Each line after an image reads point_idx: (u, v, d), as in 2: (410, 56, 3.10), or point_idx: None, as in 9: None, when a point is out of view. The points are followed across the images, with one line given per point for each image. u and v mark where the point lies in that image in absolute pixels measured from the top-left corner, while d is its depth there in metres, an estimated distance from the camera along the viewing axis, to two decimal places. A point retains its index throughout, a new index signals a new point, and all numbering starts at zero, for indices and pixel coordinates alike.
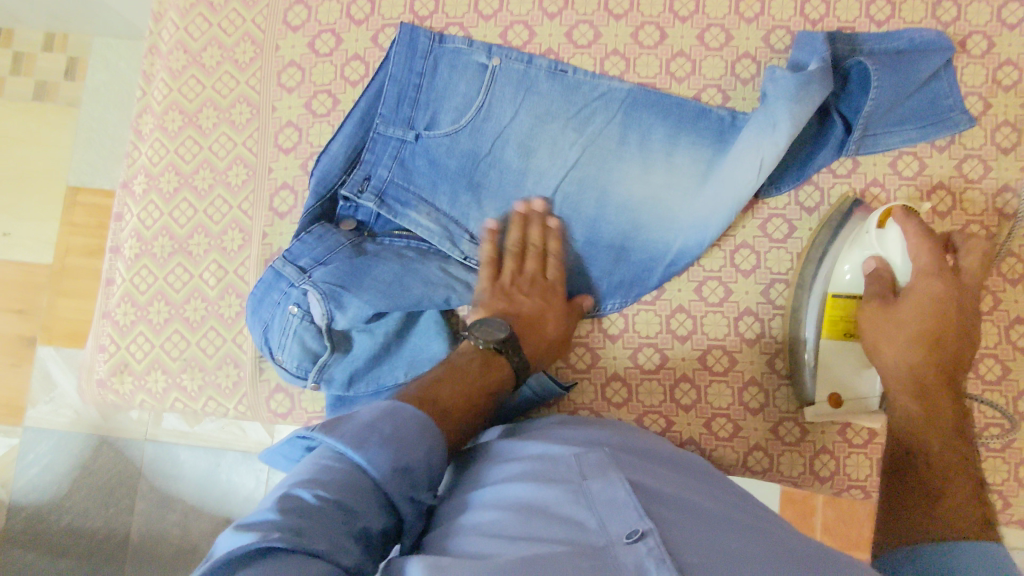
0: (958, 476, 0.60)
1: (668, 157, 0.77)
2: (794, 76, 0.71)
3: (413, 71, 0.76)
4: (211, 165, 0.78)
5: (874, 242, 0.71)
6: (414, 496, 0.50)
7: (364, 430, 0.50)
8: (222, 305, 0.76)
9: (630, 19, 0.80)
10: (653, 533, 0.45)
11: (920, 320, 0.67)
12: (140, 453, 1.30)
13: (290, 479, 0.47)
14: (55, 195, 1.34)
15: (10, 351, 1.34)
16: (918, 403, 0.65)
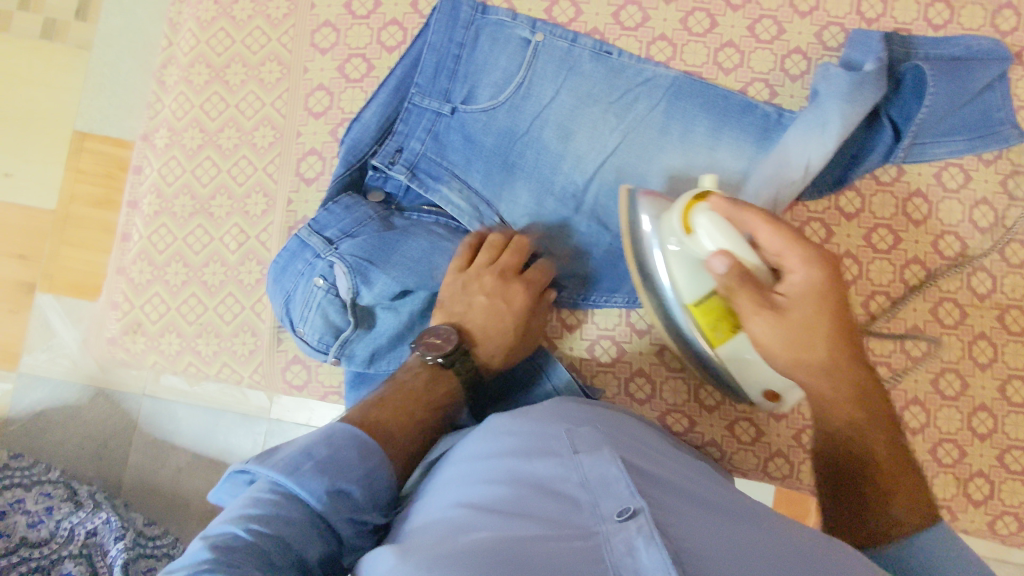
0: (896, 470, 0.54)
1: (710, 151, 0.74)
2: (849, 74, 0.69)
3: (454, 42, 0.74)
4: (237, 125, 0.76)
5: (687, 246, 0.62)
6: (353, 517, 0.48)
7: (298, 454, 0.49)
8: (242, 271, 0.74)
9: (681, 4, 0.78)
10: (645, 510, 0.43)
11: (818, 326, 0.55)
12: (135, 407, 1.25)
13: (216, 519, 0.45)
14: (60, 139, 1.29)
15: (9, 299, 1.29)
16: (839, 403, 0.56)
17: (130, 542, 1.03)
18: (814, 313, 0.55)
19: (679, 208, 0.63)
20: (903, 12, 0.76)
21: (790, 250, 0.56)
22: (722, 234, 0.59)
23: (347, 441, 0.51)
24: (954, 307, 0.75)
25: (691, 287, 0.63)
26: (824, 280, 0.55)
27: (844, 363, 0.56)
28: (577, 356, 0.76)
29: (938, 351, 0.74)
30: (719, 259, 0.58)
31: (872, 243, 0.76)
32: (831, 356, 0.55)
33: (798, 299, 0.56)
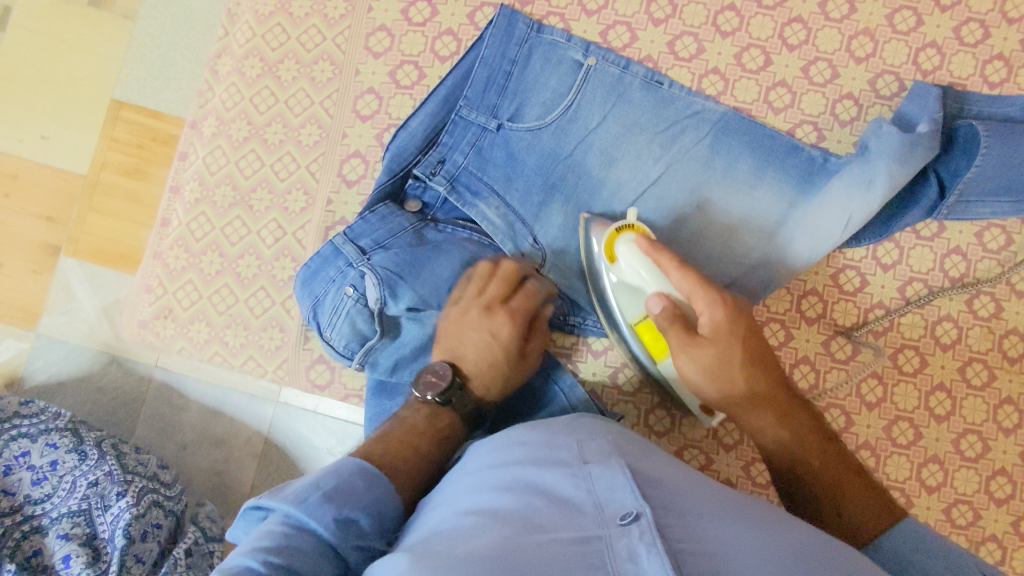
0: (840, 474, 0.59)
1: (751, 191, 0.74)
2: (901, 134, 0.68)
3: (506, 58, 0.74)
4: (284, 121, 0.77)
5: (622, 276, 0.69)
6: (360, 544, 0.48)
7: (308, 485, 0.49)
8: (276, 266, 0.75)
9: (736, 39, 0.78)
10: (648, 515, 0.43)
11: (729, 360, 0.59)
12: (145, 377, 1.13)
13: (233, 552, 0.44)
14: (95, 104, 1.18)
15: (30, 258, 1.17)
16: (767, 426, 0.60)
17: (136, 497, 0.93)
18: (727, 348, 0.59)
19: (605, 243, 0.69)
20: (960, 67, 0.76)
21: (698, 289, 0.61)
22: (648, 269, 0.65)
23: (348, 471, 0.51)
24: (982, 368, 0.74)
25: (634, 310, 0.70)
26: (726, 316, 0.59)
27: (760, 392, 0.60)
28: (599, 383, 0.77)
29: (962, 411, 0.74)
30: (655, 299, 0.64)
31: (905, 296, 0.75)
32: (749, 386, 0.59)
33: (710, 339, 0.60)
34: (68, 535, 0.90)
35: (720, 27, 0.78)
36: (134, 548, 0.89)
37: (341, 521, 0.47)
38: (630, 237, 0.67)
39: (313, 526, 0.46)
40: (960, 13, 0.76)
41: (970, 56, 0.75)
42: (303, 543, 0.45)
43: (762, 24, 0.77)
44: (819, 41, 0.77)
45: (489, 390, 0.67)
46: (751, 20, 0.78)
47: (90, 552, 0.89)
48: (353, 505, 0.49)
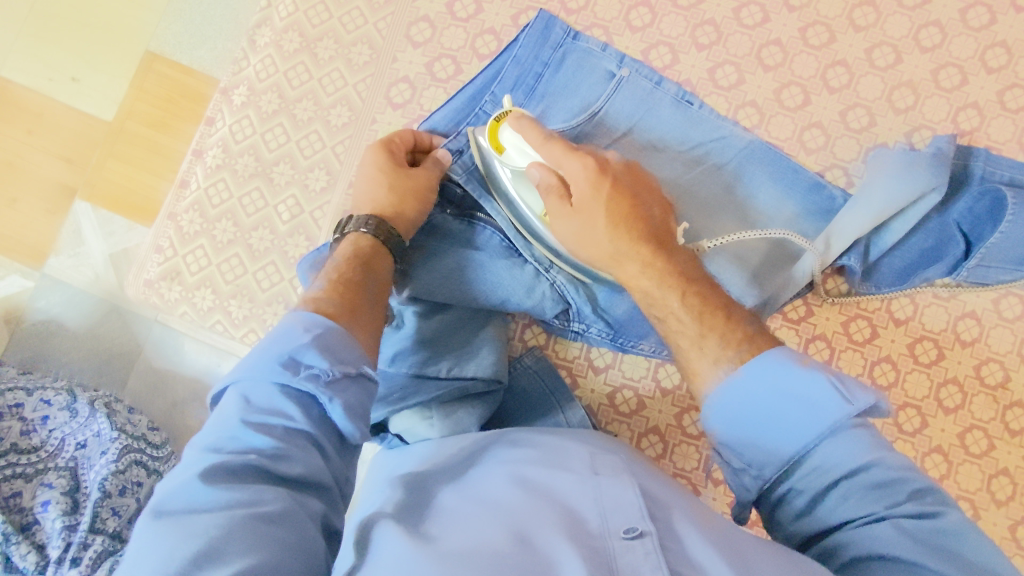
0: (701, 317, 0.56)
1: (769, 222, 0.73)
2: (901, 153, 0.71)
3: (540, 60, 0.74)
4: (315, 98, 0.77)
5: (512, 166, 0.68)
6: (318, 371, 0.48)
7: (252, 353, 0.50)
8: (288, 242, 0.75)
9: (778, 74, 0.77)
10: (652, 535, 0.45)
11: (597, 223, 0.62)
12: (144, 331, 1.12)
13: (201, 439, 0.47)
14: (131, 55, 1.17)
15: (46, 196, 1.17)
16: (635, 276, 0.61)
17: (118, 454, 0.93)
18: (595, 212, 0.62)
19: (487, 136, 0.69)
20: (999, 131, 0.74)
21: (566, 159, 0.64)
22: (525, 148, 0.66)
23: (290, 319, 0.52)
24: (982, 436, 0.73)
25: (531, 200, 0.69)
26: (590, 182, 0.62)
27: (626, 245, 0.61)
28: (596, 400, 0.76)
29: (957, 477, 0.72)
30: (533, 169, 0.65)
31: (914, 353, 0.75)
32: (615, 243, 0.62)
33: (582, 203, 0.63)
34: (53, 484, 0.92)
35: (763, 60, 0.77)
36: (110, 502, 0.89)
37: (289, 362, 0.49)
38: (506, 121, 0.67)
39: (268, 382, 0.48)
40: (1006, 77, 0.75)
41: (1011, 121, 0.74)
42: (270, 408, 0.48)
43: (806, 63, 0.77)
44: (861, 87, 0.76)
45: (387, 199, 0.68)
46: (795, 57, 0.77)
47: (70, 501, 0.90)
48: (295, 343, 0.49)
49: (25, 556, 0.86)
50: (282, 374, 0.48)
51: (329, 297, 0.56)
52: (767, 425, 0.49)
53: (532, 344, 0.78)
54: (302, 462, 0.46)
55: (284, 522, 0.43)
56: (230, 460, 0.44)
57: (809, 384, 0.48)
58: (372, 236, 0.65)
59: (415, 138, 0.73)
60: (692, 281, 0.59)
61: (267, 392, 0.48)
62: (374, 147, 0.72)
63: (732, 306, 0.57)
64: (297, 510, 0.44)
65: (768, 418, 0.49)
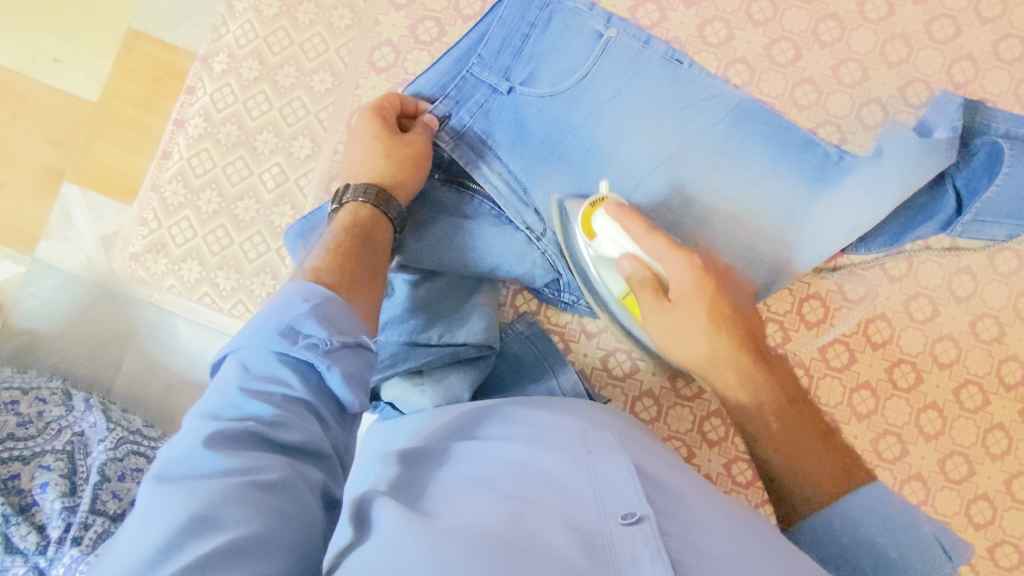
0: (796, 446, 0.58)
1: (760, 182, 0.72)
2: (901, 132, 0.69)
3: (526, 19, 0.72)
4: (297, 64, 0.75)
5: (601, 250, 0.68)
6: (316, 340, 0.48)
7: (250, 322, 0.49)
8: (275, 212, 0.74)
9: (768, 29, 0.75)
10: (650, 519, 0.44)
11: (697, 323, 0.63)
12: (138, 313, 1.11)
13: (200, 406, 0.46)
14: (113, 32, 1.15)
15: (33, 179, 1.16)
16: (735, 388, 0.62)
17: (115, 442, 0.94)
18: (693, 314, 0.63)
19: (581, 218, 0.69)
20: (994, 83, 0.73)
21: (668, 255, 0.64)
22: (622, 236, 0.66)
23: (288, 288, 0.51)
24: (977, 391, 0.73)
25: (614, 283, 0.69)
26: (693, 280, 0.64)
27: (729, 354, 0.63)
28: (589, 364, 0.76)
29: (952, 432, 0.73)
30: (625, 260, 0.65)
31: (909, 310, 0.74)
32: (714, 349, 0.63)
33: (680, 299, 0.64)
34: (50, 467, 0.91)
35: (753, 16, 0.75)
36: (109, 485, 0.89)
37: (287, 332, 0.48)
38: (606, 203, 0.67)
39: (267, 351, 0.47)
40: (1001, 27, 0.74)
41: (1006, 72, 0.73)
42: (268, 376, 0.47)
43: (797, 18, 0.75)
44: (852, 40, 0.75)
45: (381, 167, 0.67)
46: (786, 11, 0.75)
47: (67, 483, 0.90)
48: (294, 312, 0.48)
49: (25, 537, 0.86)
50: (280, 343, 0.47)
51: (329, 268, 0.55)
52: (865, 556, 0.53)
53: (524, 309, 0.77)
54: (301, 430, 0.46)
55: (280, 491, 0.42)
56: (227, 428, 0.43)
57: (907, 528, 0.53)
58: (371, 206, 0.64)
59: (402, 102, 0.72)
60: (792, 403, 0.61)
61: (265, 360, 0.47)
62: (365, 115, 0.71)
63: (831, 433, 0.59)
64: (294, 480, 0.44)
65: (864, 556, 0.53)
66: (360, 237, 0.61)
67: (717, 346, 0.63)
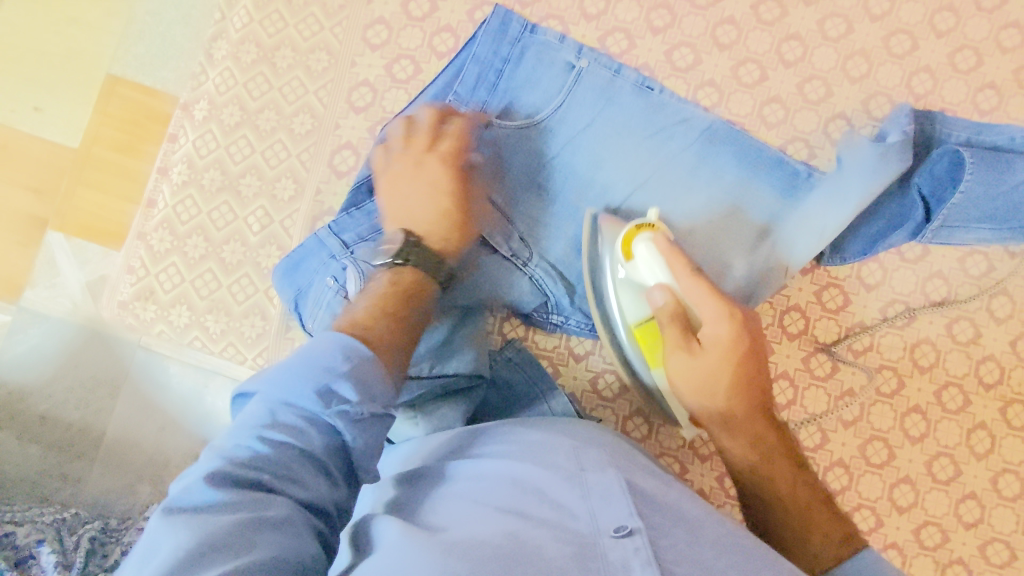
0: (801, 514, 0.60)
1: (736, 199, 0.74)
2: (873, 146, 0.70)
3: (499, 55, 0.75)
4: (277, 108, 0.77)
5: (635, 275, 0.67)
6: (349, 410, 0.46)
7: (282, 360, 0.47)
8: (261, 253, 0.75)
9: (733, 52, 0.78)
10: (642, 533, 0.46)
11: (723, 376, 0.62)
12: (129, 356, 1.09)
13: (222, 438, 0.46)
14: (95, 80, 1.16)
15: (18, 230, 1.15)
16: (741, 448, 0.63)
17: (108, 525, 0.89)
18: (720, 365, 0.62)
19: (622, 240, 0.68)
20: (951, 93, 0.76)
21: (705, 301, 0.63)
22: (661, 268, 0.65)
23: (329, 337, 0.48)
24: (958, 392, 0.75)
25: (634, 311, 0.69)
26: (729, 335, 0.62)
27: (745, 412, 0.63)
28: (578, 387, 0.77)
29: (936, 434, 0.74)
30: (658, 293, 0.65)
31: (887, 317, 0.76)
32: (732, 406, 0.63)
33: (709, 347, 0.63)
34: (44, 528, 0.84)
35: (719, 40, 0.78)
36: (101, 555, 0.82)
37: (322, 392, 0.46)
38: (660, 234, 0.66)
39: (294, 406, 0.46)
40: (955, 40, 0.77)
41: (962, 82, 0.76)
42: (287, 426, 0.46)
43: (761, 39, 0.78)
44: (815, 58, 0.77)
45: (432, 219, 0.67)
46: (749, 34, 0.78)
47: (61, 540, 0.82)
48: (330, 372, 0.46)
49: None
50: (312, 405, 0.45)
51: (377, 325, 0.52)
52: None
53: (513, 336, 0.78)
54: (313, 479, 0.46)
55: (284, 529, 0.43)
56: (237, 475, 0.43)
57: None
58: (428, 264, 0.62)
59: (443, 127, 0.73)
60: (801, 471, 0.63)
61: (291, 413, 0.46)
62: (408, 143, 0.71)
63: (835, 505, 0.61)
64: (298, 518, 0.44)
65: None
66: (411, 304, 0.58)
67: (735, 405, 0.63)
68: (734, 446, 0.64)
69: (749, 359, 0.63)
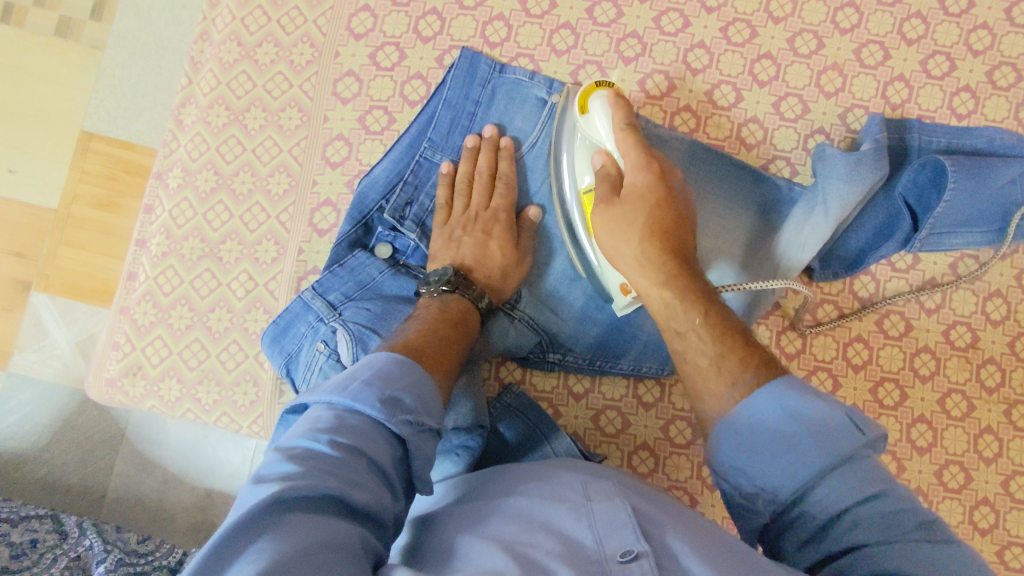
0: (721, 359, 0.54)
1: (721, 220, 0.74)
2: (845, 156, 0.69)
3: (470, 98, 0.75)
4: (252, 170, 0.76)
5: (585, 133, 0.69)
6: (410, 418, 0.49)
7: (340, 379, 0.49)
8: (248, 319, 0.74)
9: (706, 76, 0.77)
10: (648, 556, 0.45)
11: (634, 218, 0.62)
12: (123, 418, 1.08)
13: (287, 440, 0.46)
14: (65, 140, 1.14)
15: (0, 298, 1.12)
16: (656, 288, 0.60)
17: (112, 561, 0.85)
18: (635, 208, 0.62)
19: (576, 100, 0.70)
20: (927, 99, 0.76)
21: (632, 152, 0.64)
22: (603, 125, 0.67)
23: (376, 356, 0.53)
24: (961, 398, 0.74)
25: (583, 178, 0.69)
26: (646, 180, 0.63)
27: (657, 255, 0.60)
28: (580, 427, 0.75)
29: (943, 442, 0.73)
30: (599, 155, 0.66)
31: (884, 329, 0.75)
32: (642, 247, 0.61)
33: (629, 195, 0.63)
34: None
35: (691, 64, 0.77)
36: None
37: (387, 403, 0.49)
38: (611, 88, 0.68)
39: (362, 415, 0.48)
40: (926, 46, 0.76)
41: (938, 88, 0.76)
42: (354, 430, 0.46)
43: (733, 61, 0.77)
44: (789, 76, 0.77)
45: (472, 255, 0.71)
46: (721, 57, 0.77)
47: None
48: (392, 384, 0.50)
49: None
50: (379, 413, 0.48)
51: (421, 342, 0.58)
52: (773, 447, 0.48)
53: (509, 380, 0.76)
54: (372, 493, 0.45)
55: (343, 553, 0.40)
56: (301, 485, 0.41)
57: (822, 417, 0.47)
58: (464, 297, 0.67)
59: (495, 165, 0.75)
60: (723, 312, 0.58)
61: (360, 419, 0.47)
62: (485, 192, 0.74)
63: (773, 366, 0.53)
64: (354, 539, 0.42)
65: (783, 445, 0.47)
66: (453, 336, 0.62)
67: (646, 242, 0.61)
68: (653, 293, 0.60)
69: (668, 204, 0.62)
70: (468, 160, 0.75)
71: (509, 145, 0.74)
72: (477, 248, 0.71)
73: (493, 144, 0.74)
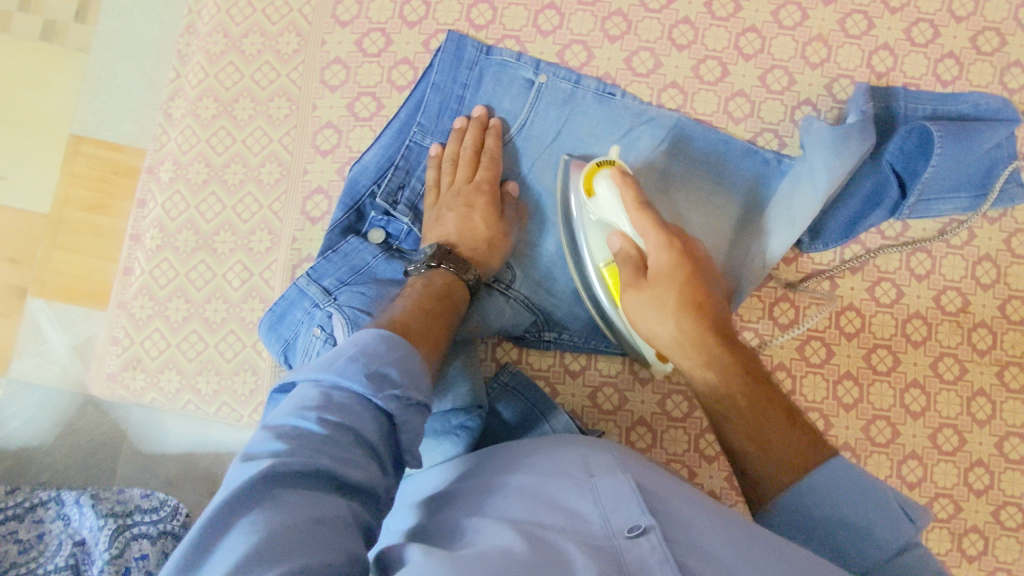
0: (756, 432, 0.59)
1: (710, 196, 0.75)
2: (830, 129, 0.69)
3: (458, 81, 0.76)
4: (243, 160, 0.76)
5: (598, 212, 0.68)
6: (398, 393, 0.48)
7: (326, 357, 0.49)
8: (244, 308, 0.74)
9: (692, 51, 0.78)
10: (656, 529, 0.45)
11: (668, 300, 0.63)
12: (124, 417, 1.08)
13: (275, 420, 0.45)
14: (55, 142, 1.14)
15: None
16: (699, 368, 0.62)
17: (109, 540, 0.83)
18: (667, 292, 0.63)
19: (584, 178, 0.69)
20: (912, 67, 0.77)
21: (650, 233, 0.64)
22: (617, 207, 0.66)
23: (367, 332, 0.52)
24: (953, 362, 0.75)
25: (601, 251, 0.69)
26: (671, 261, 0.63)
27: (694, 337, 0.62)
28: (577, 404, 0.76)
29: (937, 405, 0.74)
30: (616, 236, 0.67)
31: (875, 296, 0.76)
32: (678, 329, 0.62)
33: (657, 277, 0.64)
34: None
35: (676, 40, 0.78)
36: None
37: (373, 377, 0.48)
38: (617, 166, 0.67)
39: (348, 391, 0.47)
40: (909, 14, 0.77)
41: (922, 56, 0.77)
42: (341, 408, 0.46)
43: (718, 35, 0.78)
44: (773, 49, 0.77)
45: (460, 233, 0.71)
46: (706, 32, 0.78)
47: None
48: (379, 359, 0.49)
49: None
50: (365, 388, 0.47)
51: (416, 321, 0.58)
52: (836, 531, 0.55)
53: (506, 360, 0.77)
54: (365, 469, 0.45)
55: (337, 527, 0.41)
56: (292, 459, 0.42)
57: (882, 501, 0.55)
58: (448, 272, 0.67)
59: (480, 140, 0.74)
60: (760, 385, 0.61)
61: (346, 397, 0.47)
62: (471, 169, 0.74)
63: (817, 442, 0.59)
64: (349, 517, 0.43)
65: (850, 527, 0.55)
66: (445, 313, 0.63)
67: (684, 323, 0.62)
68: (697, 373, 0.62)
69: (699, 288, 0.63)
70: (455, 139, 0.74)
71: (497, 125, 0.75)
72: (459, 222, 0.71)
73: (480, 124, 0.75)
